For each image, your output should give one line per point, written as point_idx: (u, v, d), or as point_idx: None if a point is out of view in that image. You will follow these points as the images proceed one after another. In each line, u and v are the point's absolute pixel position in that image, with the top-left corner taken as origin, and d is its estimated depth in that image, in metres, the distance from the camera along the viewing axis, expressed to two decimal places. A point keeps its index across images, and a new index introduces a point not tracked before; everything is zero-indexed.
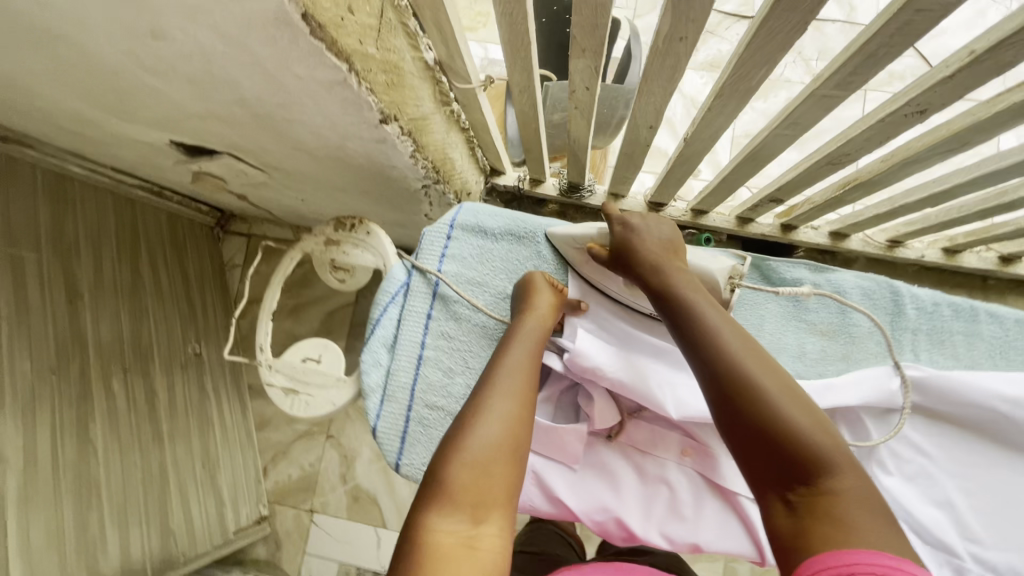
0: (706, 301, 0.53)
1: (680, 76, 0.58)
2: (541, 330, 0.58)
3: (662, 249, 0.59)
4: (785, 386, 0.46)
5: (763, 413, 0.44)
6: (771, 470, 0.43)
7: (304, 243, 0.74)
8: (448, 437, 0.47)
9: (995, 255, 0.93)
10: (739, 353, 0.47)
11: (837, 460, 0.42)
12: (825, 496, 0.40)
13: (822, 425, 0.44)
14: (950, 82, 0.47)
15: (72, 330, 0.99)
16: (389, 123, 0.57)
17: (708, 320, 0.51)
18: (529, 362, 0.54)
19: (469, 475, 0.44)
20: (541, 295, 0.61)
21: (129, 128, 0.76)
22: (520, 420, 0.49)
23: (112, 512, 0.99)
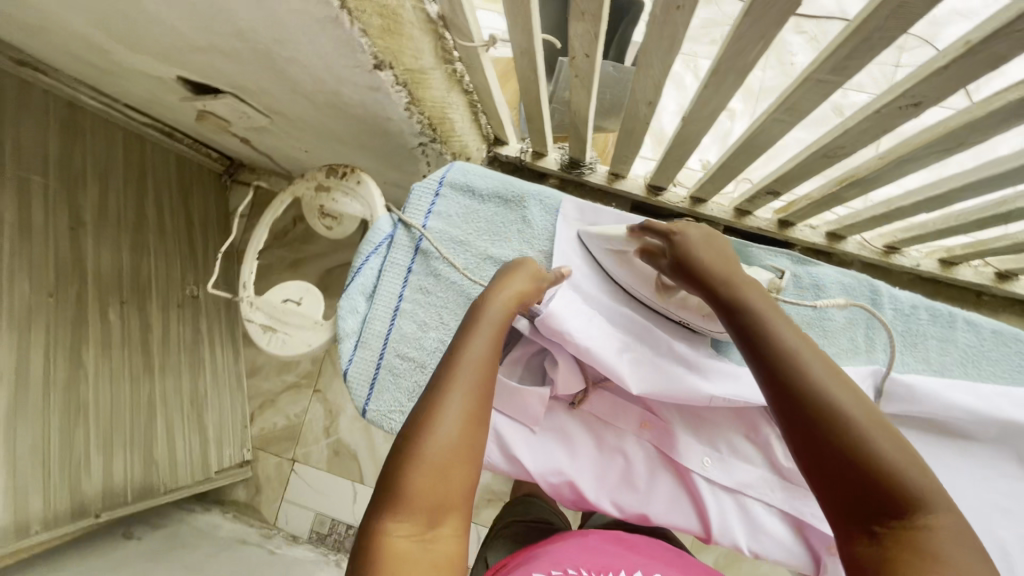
0: (778, 314, 0.48)
1: (678, 49, 0.57)
2: (507, 312, 0.53)
3: (723, 256, 0.56)
4: (869, 411, 0.41)
5: (848, 438, 0.40)
6: (855, 499, 0.38)
7: (296, 187, 0.77)
8: (404, 435, 0.43)
9: (992, 271, 0.92)
10: (819, 374, 0.43)
11: (928, 490, 0.37)
12: (915, 530, 0.36)
13: (913, 456, 0.39)
14: (944, 73, 0.46)
15: (73, 256, 1.01)
16: (383, 70, 0.58)
17: (779, 334, 0.46)
18: (493, 349, 0.49)
19: (426, 479, 0.40)
20: (513, 280, 0.56)
21: (137, 60, 0.77)
22: (484, 413, 0.45)
23: (98, 434, 1.02)
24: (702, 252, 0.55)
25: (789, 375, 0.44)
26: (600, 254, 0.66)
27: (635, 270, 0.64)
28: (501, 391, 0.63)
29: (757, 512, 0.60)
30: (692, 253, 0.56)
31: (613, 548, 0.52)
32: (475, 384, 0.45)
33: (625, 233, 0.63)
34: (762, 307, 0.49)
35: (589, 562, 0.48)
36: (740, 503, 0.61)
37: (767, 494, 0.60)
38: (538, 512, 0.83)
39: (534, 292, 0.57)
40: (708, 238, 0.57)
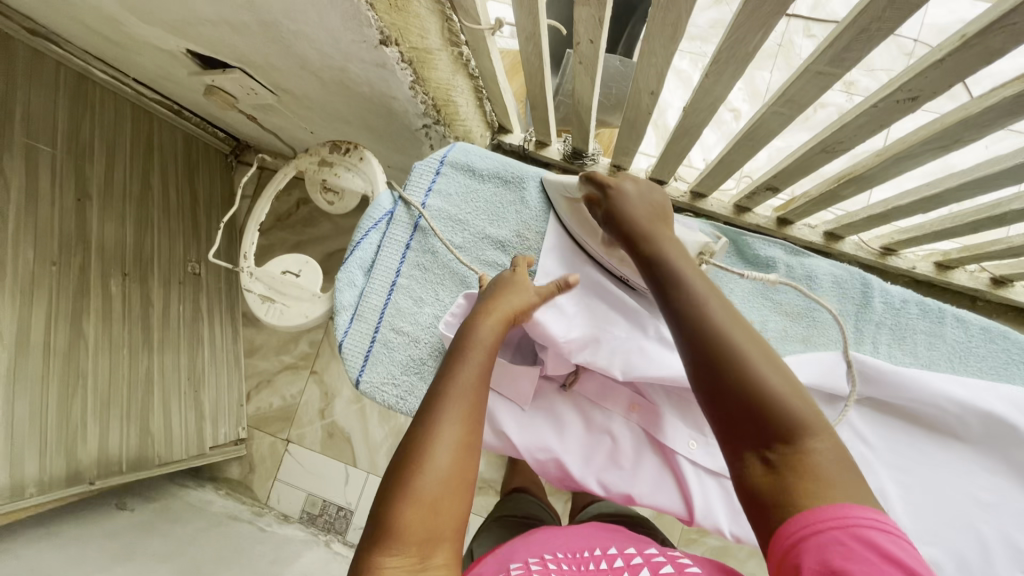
0: (691, 267, 0.51)
1: (681, 37, 0.58)
2: (497, 333, 0.53)
3: (647, 205, 0.57)
4: (767, 352, 0.44)
5: (742, 375, 0.42)
6: (748, 429, 0.41)
7: (300, 161, 0.78)
8: (396, 466, 0.42)
9: (988, 276, 0.93)
10: (720, 320, 0.45)
11: (813, 421, 0.40)
12: (801, 455, 0.39)
13: (799, 389, 0.42)
14: (941, 66, 0.47)
15: (77, 227, 1.02)
16: (389, 46, 0.59)
17: (690, 286, 0.49)
18: (483, 373, 0.49)
19: (420, 509, 0.40)
20: (502, 300, 0.56)
21: (148, 31, 0.78)
22: (474, 440, 0.45)
23: (95, 404, 1.03)
24: (633, 206, 0.57)
25: (698, 323, 0.46)
26: (556, 202, 0.69)
27: (583, 223, 0.66)
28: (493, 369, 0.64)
29: (740, 495, 0.61)
30: (622, 206, 0.57)
31: (598, 531, 0.58)
32: (464, 411, 0.46)
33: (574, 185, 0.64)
34: (679, 259, 0.51)
35: (568, 543, 0.54)
36: (724, 486, 0.62)
37: None
38: (528, 506, 0.85)
39: (523, 312, 0.57)
40: (642, 193, 0.58)
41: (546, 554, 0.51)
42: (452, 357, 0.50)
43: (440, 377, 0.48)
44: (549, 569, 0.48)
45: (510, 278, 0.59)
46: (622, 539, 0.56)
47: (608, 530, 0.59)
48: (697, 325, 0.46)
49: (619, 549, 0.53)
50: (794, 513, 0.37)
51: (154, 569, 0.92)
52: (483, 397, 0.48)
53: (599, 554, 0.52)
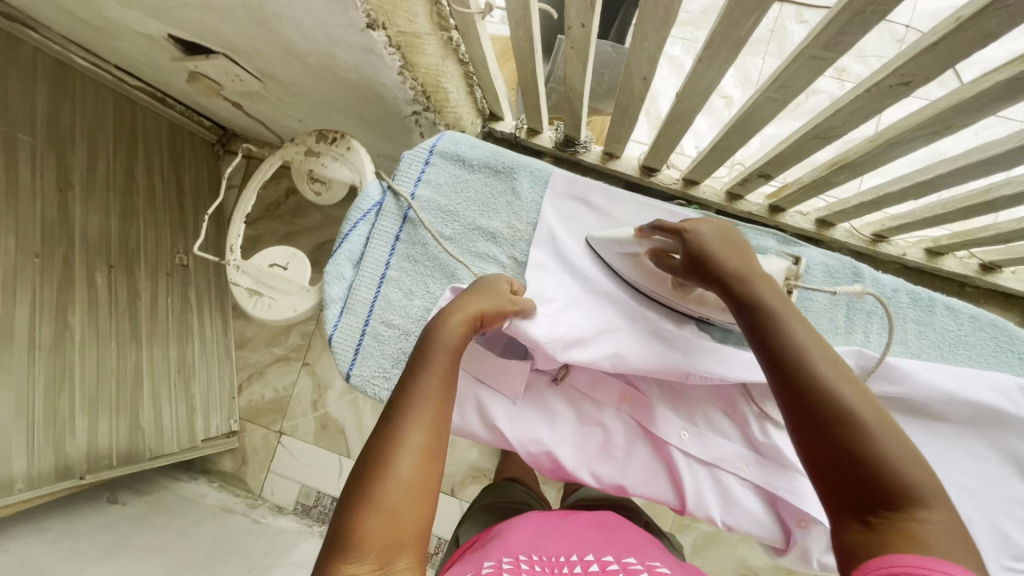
0: (794, 313, 0.48)
1: (673, 20, 0.57)
2: (466, 333, 0.51)
3: (731, 249, 0.54)
4: (876, 408, 0.41)
5: (849, 428, 0.40)
6: (851, 488, 0.39)
7: (286, 150, 0.76)
8: (358, 472, 0.42)
9: (976, 262, 0.93)
10: (825, 371, 0.42)
11: (921, 486, 0.37)
12: (913, 522, 0.36)
13: (913, 450, 0.39)
14: (936, 49, 0.47)
15: (60, 218, 1.00)
16: (376, 29, 0.58)
17: (791, 332, 0.46)
18: (447, 371, 0.48)
19: (377, 517, 0.39)
20: (470, 294, 0.54)
21: (127, 15, 0.76)
22: (439, 446, 0.44)
23: (83, 398, 1.02)
24: (715, 248, 0.54)
25: (797, 369, 0.44)
26: (609, 254, 0.65)
27: (649, 273, 0.62)
28: (481, 363, 0.63)
29: (731, 485, 0.61)
30: (708, 249, 0.54)
31: (581, 532, 0.57)
32: (429, 416, 0.45)
33: (635, 234, 0.60)
34: (776, 302, 0.49)
35: (546, 545, 0.54)
36: (715, 476, 0.62)
37: (742, 468, 0.61)
38: (516, 493, 0.85)
39: (494, 306, 0.54)
40: (722, 237, 0.55)
41: (520, 555, 0.51)
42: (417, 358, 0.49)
43: (406, 382, 0.47)
44: (518, 571, 0.48)
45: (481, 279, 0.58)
46: (603, 542, 0.55)
47: (593, 531, 0.58)
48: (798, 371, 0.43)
49: (596, 556, 0.51)
50: (872, 558, 0.36)
51: (147, 563, 0.92)
52: (449, 401, 0.47)
53: (574, 559, 0.51)
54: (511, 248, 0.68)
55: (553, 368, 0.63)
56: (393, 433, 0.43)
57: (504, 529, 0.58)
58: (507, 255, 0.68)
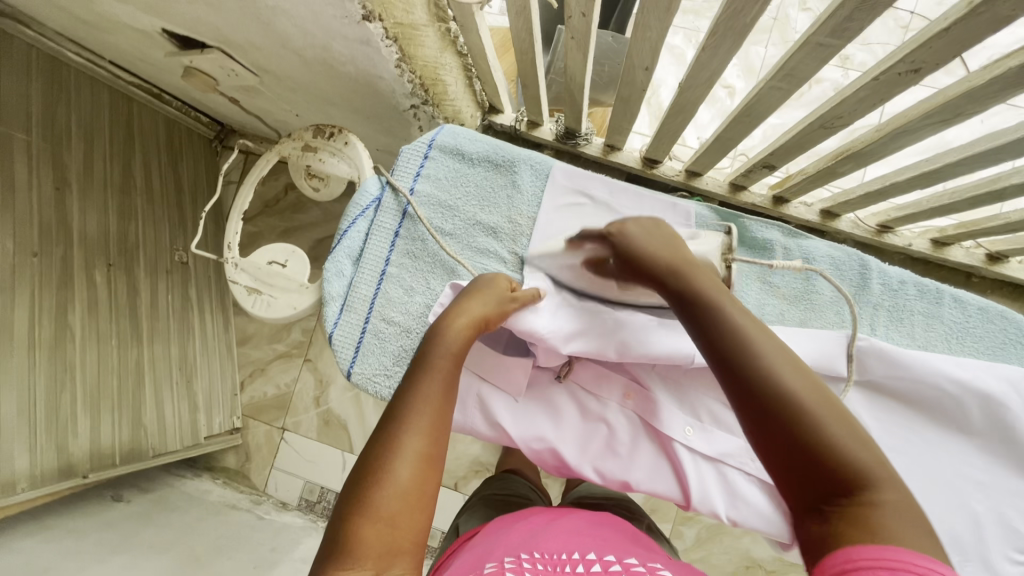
0: (728, 297, 0.47)
1: (676, 8, 0.55)
2: (464, 338, 0.51)
3: (663, 238, 0.54)
4: (824, 395, 0.40)
5: (795, 416, 0.39)
6: (802, 478, 0.38)
7: (283, 146, 0.75)
8: (355, 478, 0.42)
9: (983, 252, 0.92)
10: (765, 357, 0.42)
11: (876, 473, 0.37)
12: (865, 507, 0.36)
13: (863, 436, 0.39)
14: (947, 35, 0.45)
15: (58, 216, 0.99)
16: (372, 21, 0.57)
17: (730, 316, 0.45)
18: (446, 376, 0.48)
19: (374, 524, 0.39)
20: (474, 297, 0.54)
21: (119, 10, 0.75)
22: (437, 453, 0.44)
23: (85, 396, 1.02)
24: (648, 240, 0.53)
25: (738, 357, 0.43)
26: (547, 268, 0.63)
27: (587, 280, 0.60)
28: (485, 359, 0.63)
29: (736, 480, 0.61)
30: (635, 245, 0.53)
31: (580, 531, 0.56)
32: (427, 422, 0.44)
33: (566, 245, 0.60)
34: (710, 287, 0.48)
35: (546, 542, 0.53)
36: (720, 471, 0.61)
37: (747, 463, 0.61)
38: (517, 486, 0.85)
39: (496, 309, 0.55)
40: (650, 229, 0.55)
41: (522, 553, 0.50)
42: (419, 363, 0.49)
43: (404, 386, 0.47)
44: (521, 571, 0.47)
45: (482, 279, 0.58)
46: (604, 542, 0.54)
47: (592, 530, 0.57)
48: (742, 360, 0.42)
49: (597, 555, 0.50)
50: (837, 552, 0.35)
51: (152, 560, 0.92)
52: (448, 406, 0.47)
53: (576, 557, 0.50)
54: (513, 243, 0.67)
55: (556, 364, 0.63)
56: (390, 439, 0.43)
57: (502, 528, 0.57)
58: (509, 250, 0.67)
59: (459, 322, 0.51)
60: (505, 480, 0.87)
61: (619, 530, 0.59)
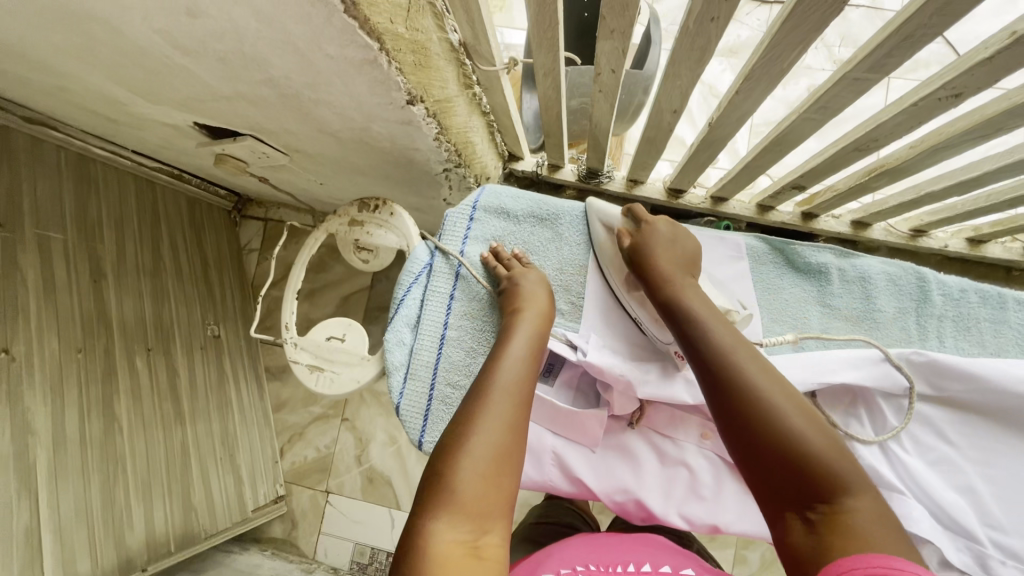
0: (719, 321, 0.54)
1: (709, 58, 0.57)
2: (535, 336, 0.58)
3: (671, 266, 0.61)
4: (805, 411, 0.47)
5: (781, 440, 0.45)
6: (784, 489, 0.44)
7: (329, 224, 0.76)
8: (451, 442, 0.48)
9: (1021, 246, 0.92)
10: (755, 377, 0.49)
11: (853, 481, 0.43)
12: (842, 513, 0.41)
13: (837, 447, 0.45)
14: (989, 64, 0.46)
15: (98, 309, 1.00)
16: (416, 104, 0.57)
17: (717, 338, 0.52)
18: (526, 368, 0.55)
19: (477, 486, 0.45)
20: (533, 302, 0.62)
21: (154, 109, 0.77)
22: (520, 430, 0.50)
23: (136, 486, 1.02)
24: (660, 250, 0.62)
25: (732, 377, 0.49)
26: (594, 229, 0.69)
27: (611, 260, 0.67)
28: (556, 415, 0.63)
29: None
30: (650, 251, 0.62)
31: (627, 542, 0.56)
32: (511, 404, 0.51)
33: (625, 210, 0.68)
34: (702, 310, 0.56)
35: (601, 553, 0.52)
36: None
37: None
38: (564, 514, 0.81)
39: (549, 309, 0.62)
40: (672, 239, 0.64)
41: (577, 565, 0.50)
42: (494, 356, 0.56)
43: (485, 374, 0.54)
44: None
45: (529, 275, 0.64)
46: (653, 550, 0.54)
47: (642, 543, 0.56)
48: (735, 382, 0.49)
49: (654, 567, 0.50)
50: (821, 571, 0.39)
51: None
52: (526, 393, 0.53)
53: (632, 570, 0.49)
54: (567, 294, 0.68)
55: (628, 411, 0.63)
56: (480, 414, 0.49)
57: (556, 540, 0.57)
58: (564, 299, 0.68)
59: (528, 321, 0.59)
60: (554, 504, 0.85)
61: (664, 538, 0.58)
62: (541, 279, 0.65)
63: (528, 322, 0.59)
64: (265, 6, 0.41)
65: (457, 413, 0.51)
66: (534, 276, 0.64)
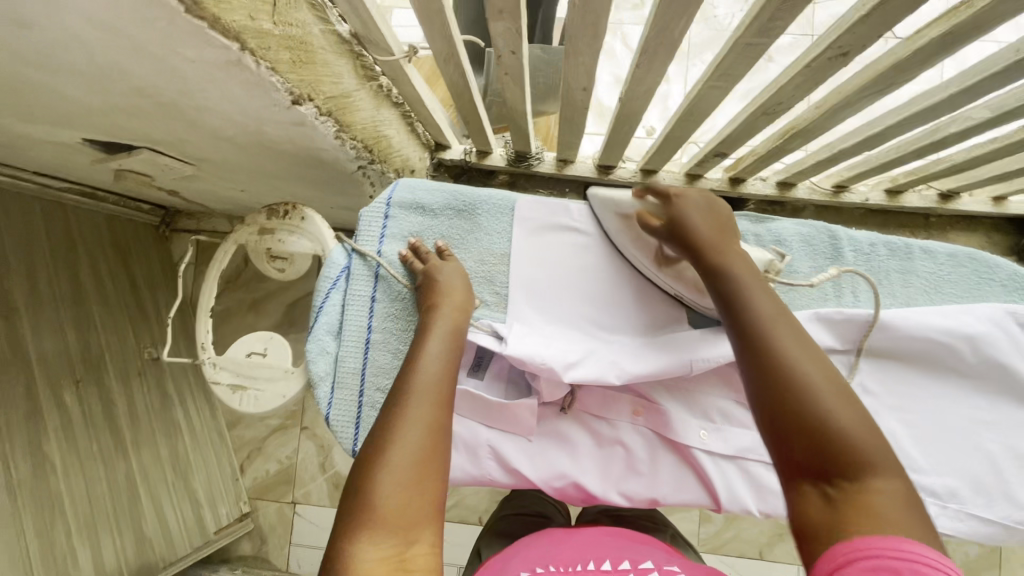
0: (763, 290, 0.53)
1: (603, 33, 0.56)
2: (455, 329, 0.57)
3: (716, 234, 0.57)
4: (837, 385, 0.46)
5: (810, 410, 0.44)
6: (808, 461, 0.43)
7: (237, 234, 0.72)
8: (370, 453, 0.46)
9: (935, 193, 0.96)
10: (793, 354, 0.47)
11: (881, 463, 0.42)
12: (864, 493, 0.41)
13: (870, 427, 0.44)
14: (866, 22, 0.47)
15: (11, 347, 0.94)
16: (302, 103, 0.55)
17: (754, 307, 0.51)
18: (445, 361, 0.54)
19: (400, 497, 0.44)
20: (451, 295, 0.60)
21: (32, 128, 0.70)
22: (443, 427, 0.49)
23: (78, 524, 0.97)
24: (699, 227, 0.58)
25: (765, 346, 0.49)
26: (605, 218, 0.66)
27: (637, 239, 0.64)
28: (488, 409, 0.62)
29: (760, 472, 0.62)
30: (688, 223, 0.58)
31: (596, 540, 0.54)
32: (430, 406, 0.49)
33: (631, 196, 0.63)
34: (746, 279, 0.54)
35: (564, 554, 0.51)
36: (742, 467, 0.63)
37: (766, 453, 0.62)
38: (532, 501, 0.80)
39: (467, 301, 0.61)
40: (709, 208, 0.59)
41: (538, 567, 0.48)
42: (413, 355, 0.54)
43: (403, 377, 0.52)
44: None
45: (444, 268, 0.63)
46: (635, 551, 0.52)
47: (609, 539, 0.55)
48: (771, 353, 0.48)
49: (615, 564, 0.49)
50: (830, 550, 0.39)
51: None
52: (448, 388, 0.52)
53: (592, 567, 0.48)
54: (491, 286, 0.67)
55: (560, 397, 0.63)
56: (400, 419, 0.48)
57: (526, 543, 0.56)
58: (488, 291, 0.67)
59: (449, 314, 0.58)
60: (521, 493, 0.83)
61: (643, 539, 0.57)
62: (458, 270, 0.63)
63: (449, 315, 0.58)
64: (96, 11, 0.37)
65: (377, 421, 0.49)
66: (449, 269, 0.63)
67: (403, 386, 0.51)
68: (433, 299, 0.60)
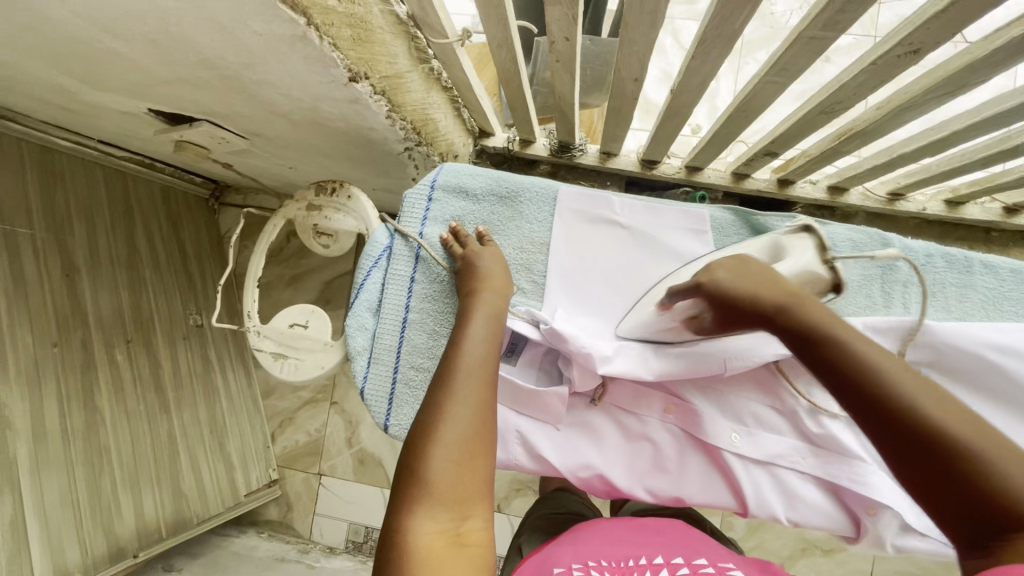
0: (842, 320, 0.46)
1: (661, 22, 0.54)
2: (495, 312, 0.58)
3: (761, 279, 0.51)
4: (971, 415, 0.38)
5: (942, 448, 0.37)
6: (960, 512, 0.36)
7: (287, 209, 0.75)
8: (421, 431, 0.47)
9: (1000, 206, 0.91)
10: (904, 386, 0.40)
11: None
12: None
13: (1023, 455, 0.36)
14: (943, 17, 0.44)
15: (72, 305, 1.00)
16: (359, 81, 0.56)
17: (844, 339, 0.44)
18: (488, 343, 0.55)
19: (453, 474, 0.44)
20: (491, 279, 0.61)
21: (104, 97, 0.74)
22: (490, 406, 0.50)
23: (123, 475, 1.03)
24: (746, 294, 0.51)
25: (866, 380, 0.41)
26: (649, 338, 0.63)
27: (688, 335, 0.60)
28: (518, 395, 0.63)
29: (791, 480, 0.61)
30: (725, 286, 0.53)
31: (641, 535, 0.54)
32: (476, 385, 0.50)
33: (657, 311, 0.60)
34: (822, 315, 0.46)
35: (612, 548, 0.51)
36: (773, 474, 0.61)
37: (798, 462, 0.61)
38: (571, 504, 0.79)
39: (506, 285, 0.62)
40: (737, 265, 0.54)
41: (588, 561, 0.48)
42: (457, 337, 0.55)
43: (447, 357, 0.53)
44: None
45: (484, 253, 0.63)
46: (689, 548, 0.51)
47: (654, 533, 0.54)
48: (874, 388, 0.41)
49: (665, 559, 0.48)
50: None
51: None
52: (491, 369, 0.53)
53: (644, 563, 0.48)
54: (529, 273, 0.68)
55: (592, 388, 0.63)
56: (448, 398, 0.49)
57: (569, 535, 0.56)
58: (526, 279, 0.68)
59: (490, 299, 0.59)
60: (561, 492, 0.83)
61: (698, 533, 0.56)
62: (498, 255, 0.64)
63: (490, 299, 0.59)
64: None
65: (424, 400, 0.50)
66: (488, 255, 0.63)
67: (449, 366, 0.52)
68: (473, 284, 0.61)
